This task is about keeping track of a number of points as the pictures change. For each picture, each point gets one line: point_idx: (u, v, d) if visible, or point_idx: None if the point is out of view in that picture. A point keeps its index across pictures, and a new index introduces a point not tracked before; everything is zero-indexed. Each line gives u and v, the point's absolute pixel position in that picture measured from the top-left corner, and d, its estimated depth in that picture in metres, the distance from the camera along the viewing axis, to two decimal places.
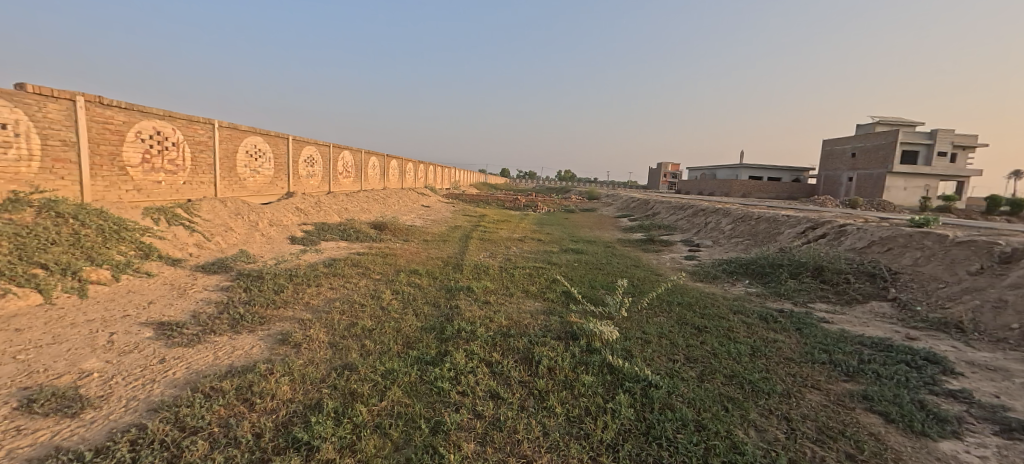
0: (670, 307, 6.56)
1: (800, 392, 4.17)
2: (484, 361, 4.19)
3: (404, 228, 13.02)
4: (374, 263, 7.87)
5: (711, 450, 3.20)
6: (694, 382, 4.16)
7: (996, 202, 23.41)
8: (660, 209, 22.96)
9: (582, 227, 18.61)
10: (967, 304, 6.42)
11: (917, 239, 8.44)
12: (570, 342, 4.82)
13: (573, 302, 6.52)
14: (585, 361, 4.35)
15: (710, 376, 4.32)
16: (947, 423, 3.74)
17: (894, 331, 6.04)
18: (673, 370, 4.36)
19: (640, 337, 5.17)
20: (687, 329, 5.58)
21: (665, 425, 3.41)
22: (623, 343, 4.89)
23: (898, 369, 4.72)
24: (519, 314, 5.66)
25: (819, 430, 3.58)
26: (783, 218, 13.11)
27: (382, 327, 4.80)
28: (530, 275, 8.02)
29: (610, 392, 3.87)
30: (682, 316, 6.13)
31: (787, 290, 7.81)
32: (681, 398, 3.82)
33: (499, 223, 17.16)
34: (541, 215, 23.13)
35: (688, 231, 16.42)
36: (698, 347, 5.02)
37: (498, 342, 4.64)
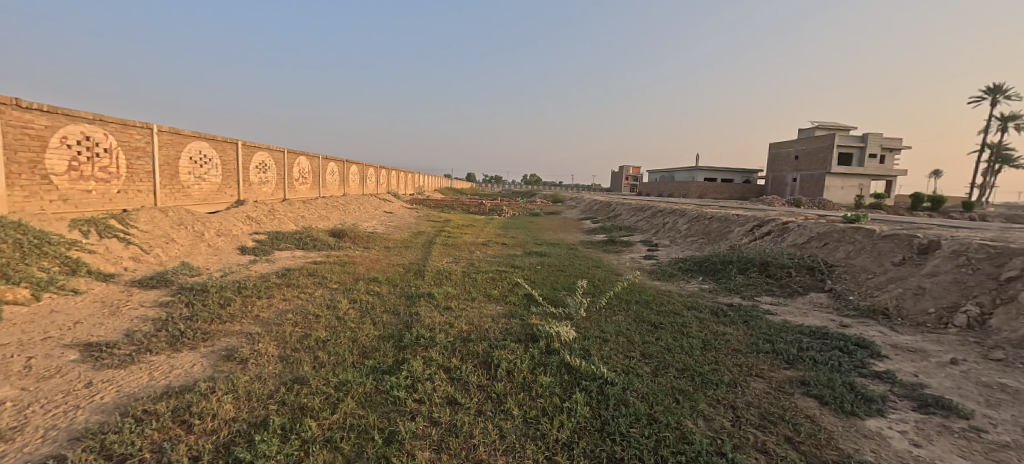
0: (628, 305, 6.74)
1: (745, 381, 4.39)
2: (442, 368, 4.17)
3: (364, 235, 12.73)
4: (332, 272, 7.66)
5: (662, 442, 3.32)
6: (648, 377, 4.29)
7: (919, 199, 25.21)
8: (621, 211, 23.53)
9: (546, 230, 18.82)
10: (891, 292, 6.98)
11: (849, 234, 9.09)
12: (530, 344, 4.87)
13: (535, 304, 6.58)
14: (543, 362, 4.40)
15: (664, 370, 4.47)
16: (872, 402, 4.07)
17: (830, 320, 6.48)
18: (628, 367, 4.49)
19: (598, 336, 5.29)
20: (643, 327, 5.76)
21: (619, 421, 3.50)
22: (580, 342, 4.99)
23: (831, 355, 5.07)
24: (481, 318, 5.67)
25: (762, 415, 3.78)
26: (734, 217, 13.76)
27: (337, 337, 4.67)
28: (493, 279, 8.01)
29: (567, 391, 3.93)
30: (639, 314, 6.31)
31: (736, 285, 8.19)
32: (635, 393, 3.94)
33: (463, 228, 17.08)
34: (505, 220, 23.19)
35: (647, 232, 16.92)
36: (653, 343, 5.19)
37: (458, 347, 4.62)
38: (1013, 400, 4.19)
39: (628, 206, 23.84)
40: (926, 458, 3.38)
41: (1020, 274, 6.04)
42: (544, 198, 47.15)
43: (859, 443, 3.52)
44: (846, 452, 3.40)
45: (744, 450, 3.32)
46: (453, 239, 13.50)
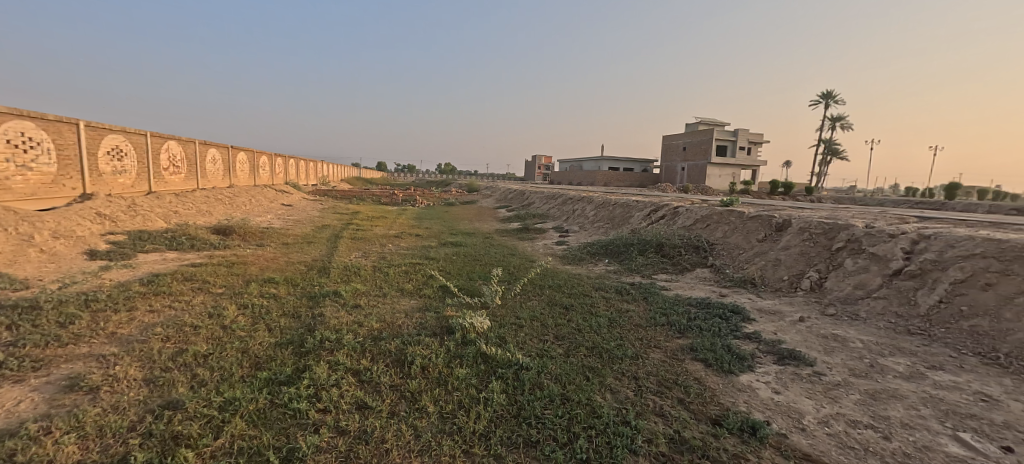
0: (542, 290, 7.07)
1: (645, 353, 4.87)
2: (350, 371, 4.07)
3: (256, 230, 11.70)
4: (214, 275, 6.97)
5: (574, 419, 3.58)
6: (561, 358, 4.58)
7: (776, 185, 29.51)
8: (533, 200, 24.24)
9: (460, 219, 18.80)
10: (758, 264, 8.13)
11: (725, 215, 10.36)
12: (446, 337, 4.92)
13: (450, 296, 6.63)
14: (460, 354, 4.48)
15: (575, 350, 4.80)
16: (744, 359, 4.78)
17: (713, 291, 7.38)
18: (542, 350, 4.74)
19: (513, 323, 5.49)
20: (556, 309, 6.11)
21: (534, 404, 3.70)
22: (496, 331, 5.15)
23: (714, 322, 5.80)
24: (393, 315, 5.59)
25: (659, 382, 4.24)
26: (634, 203, 14.91)
27: (221, 350, 4.32)
28: (405, 273, 7.86)
29: (484, 381, 4.06)
30: (552, 297, 6.67)
31: (637, 265, 8.97)
32: (549, 375, 4.19)
33: (373, 220, 16.46)
34: (419, 210, 22.78)
35: (559, 219, 17.69)
36: (564, 325, 5.51)
37: (368, 347, 4.53)
38: (845, 347, 5.16)
39: (539, 194, 24.65)
40: (784, 401, 4.08)
41: (847, 244, 7.38)
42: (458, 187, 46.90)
43: (736, 397, 4.11)
44: (725, 405, 3.95)
45: (645, 416, 3.70)
46: (363, 232, 12.94)
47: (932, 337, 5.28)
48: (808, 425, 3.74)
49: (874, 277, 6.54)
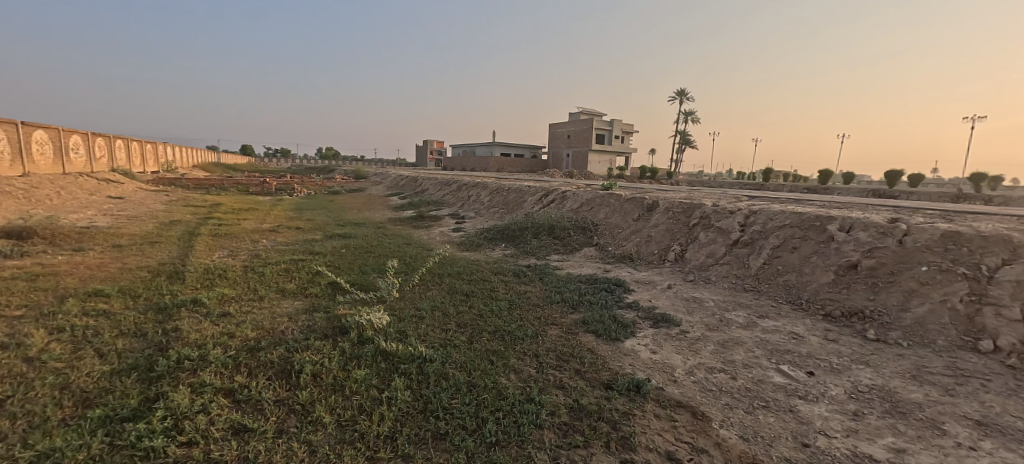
0: (441, 279, 7.23)
1: (544, 330, 5.35)
2: (220, 392, 3.85)
3: (75, 231, 9.85)
4: (10, 293, 5.81)
5: (482, 404, 3.85)
6: (465, 345, 4.83)
7: (644, 171, 32.96)
8: (426, 187, 23.98)
9: (347, 209, 17.87)
10: (635, 240, 9.21)
11: (606, 198, 11.45)
12: (340, 337, 4.88)
13: (341, 293, 6.47)
14: (357, 355, 4.51)
15: (478, 336, 5.08)
16: (627, 326, 5.52)
17: (598, 268, 8.20)
18: (445, 340, 4.93)
19: (414, 315, 5.59)
20: (457, 297, 6.33)
21: (441, 397, 3.89)
22: (396, 325, 5.23)
23: (601, 295, 6.53)
24: (274, 320, 5.33)
25: (559, 357, 4.72)
26: (527, 188, 15.63)
27: (25, 391, 3.72)
28: (287, 271, 7.42)
29: (386, 380, 4.15)
30: (452, 285, 6.87)
31: (532, 248, 9.55)
32: (454, 364, 4.42)
33: (240, 213, 14.91)
34: (298, 199, 21.10)
35: (454, 205, 17.80)
36: (466, 312, 5.77)
37: (243, 360, 4.31)
38: (701, 307, 6.19)
39: (432, 181, 24.43)
40: (660, 359, 4.83)
41: (702, 220, 8.72)
42: (342, 174, 44.24)
43: (622, 361, 4.75)
44: (615, 369, 4.56)
45: (547, 390, 4.13)
46: (227, 228, 11.61)
47: (761, 292, 6.59)
48: (679, 377, 4.49)
49: (720, 246, 7.86)
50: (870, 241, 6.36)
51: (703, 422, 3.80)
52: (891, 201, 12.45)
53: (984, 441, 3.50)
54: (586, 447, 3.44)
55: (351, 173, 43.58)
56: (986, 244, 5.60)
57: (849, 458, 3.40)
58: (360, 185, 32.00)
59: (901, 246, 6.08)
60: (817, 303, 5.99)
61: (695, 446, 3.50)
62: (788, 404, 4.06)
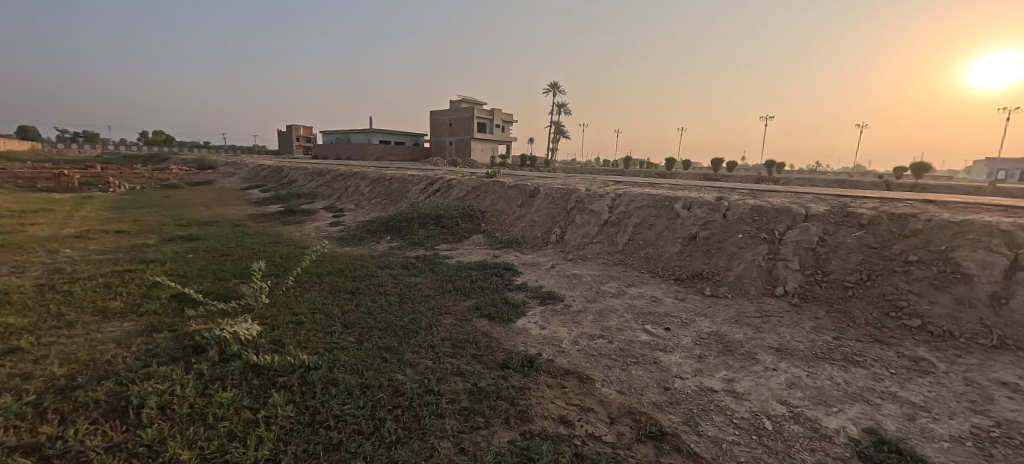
0: (321, 278, 6.94)
1: (438, 321, 5.58)
2: (20, 451, 3.29)
3: None
4: None
5: (378, 404, 3.95)
6: (354, 347, 4.84)
7: (525, 158, 34.48)
8: (295, 177, 22.10)
9: (192, 206, 15.59)
10: (519, 225, 9.82)
11: (490, 186, 11.93)
12: (196, 358, 4.50)
13: (189, 306, 5.89)
14: (220, 376, 4.22)
15: (368, 334, 5.12)
16: (518, 306, 6.03)
17: (488, 253, 8.62)
18: (330, 344, 4.87)
19: (290, 321, 5.38)
20: (340, 296, 6.21)
21: (331, 405, 3.88)
22: (269, 336, 4.99)
23: (492, 280, 6.94)
24: (94, 348, 4.69)
25: (455, 345, 5.01)
26: (409, 177, 15.47)
27: None
28: (107, 286, 6.47)
29: (261, 398, 3.98)
30: (334, 284, 6.67)
31: (419, 238, 9.59)
32: (342, 368, 4.43)
33: (33, 217, 12.13)
34: (126, 196, 17.85)
35: (329, 198, 16.81)
36: (353, 311, 5.73)
37: (52, 404, 3.75)
38: (581, 282, 6.97)
39: (301, 170, 22.56)
40: (548, 333, 5.40)
41: (577, 204, 9.65)
42: (184, 164, 38.17)
43: (515, 340, 5.20)
44: (509, 349, 4.99)
45: (445, 378, 4.37)
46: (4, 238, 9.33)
47: (628, 264, 7.61)
48: (566, 348, 5.08)
49: (594, 227, 8.82)
50: (705, 216, 7.78)
51: (588, 384, 4.40)
52: (717, 183, 15.07)
53: (782, 363, 4.66)
54: (487, 427, 3.77)
55: (195, 161, 37.78)
56: (780, 214, 7.29)
57: (698, 392, 4.26)
58: (205, 177, 27.83)
59: (726, 219, 7.57)
60: (669, 270, 7.15)
61: (582, 406, 4.06)
62: (653, 357, 4.88)
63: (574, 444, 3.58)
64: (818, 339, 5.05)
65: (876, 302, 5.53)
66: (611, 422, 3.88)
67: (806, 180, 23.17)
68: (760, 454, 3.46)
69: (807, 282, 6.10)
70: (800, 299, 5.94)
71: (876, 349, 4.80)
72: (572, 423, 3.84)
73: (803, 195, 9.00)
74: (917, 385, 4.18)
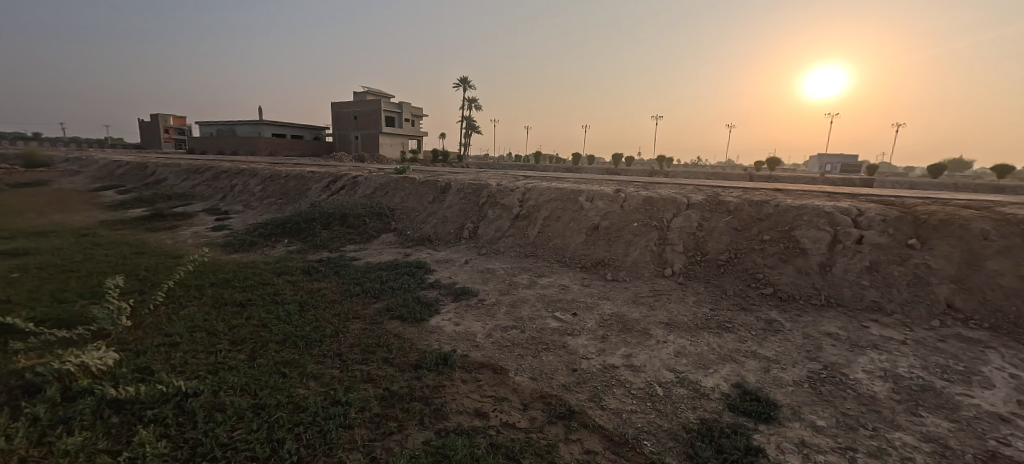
0: (201, 291, 6.27)
1: (345, 327, 5.41)
2: None
3: None
4: None
5: (276, 424, 3.75)
6: (244, 365, 4.51)
7: (438, 154, 34.03)
8: (166, 175, 19.48)
9: (22, 213, 12.96)
10: (432, 222, 9.76)
11: (400, 183, 11.67)
12: (29, 400, 3.84)
13: (16, 335, 4.93)
14: (64, 418, 3.65)
15: (263, 350, 4.81)
16: (431, 304, 6.05)
17: (399, 252, 8.46)
18: (215, 365, 4.49)
19: (163, 344, 4.82)
20: (227, 310, 5.70)
21: (217, 432, 3.60)
22: (131, 363, 4.42)
23: (403, 280, 6.87)
24: None
25: (363, 350, 4.91)
26: (308, 174, 14.53)
27: None
28: None
29: (124, 436, 3.55)
30: (218, 297, 6.09)
31: (322, 240, 9.09)
32: (230, 391, 4.11)
33: None
34: None
35: (211, 199, 15.14)
36: (243, 325, 5.31)
37: None
38: (494, 276, 7.16)
39: (174, 167, 19.94)
40: (462, 328, 5.51)
41: (488, 199, 9.85)
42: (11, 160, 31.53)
43: (428, 339, 5.23)
44: (423, 349, 5.01)
45: (353, 387, 4.28)
46: None
47: (539, 256, 7.97)
48: (480, 342, 5.23)
49: (505, 221, 9.08)
50: (605, 207, 8.42)
51: (502, 374, 4.60)
52: (615, 177, 16.29)
53: (670, 336, 5.26)
54: (401, 431, 3.78)
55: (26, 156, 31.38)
56: (667, 204, 8.14)
57: (601, 370, 4.67)
58: (36, 177, 23.01)
59: (624, 209, 8.27)
60: (576, 258, 7.64)
61: (496, 396, 4.23)
62: (561, 342, 5.22)
63: (489, 435, 3.74)
64: (698, 311, 5.78)
65: (741, 276, 6.47)
66: (524, 408, 4.11)
67: (691, 173, 25.79)
68: (653, 418, 3.91)
69: (689, 264, 6.92)
70: (684, 278, 6.72)
71: (741, 315, 5.63)
72: (487, 414, 3.99)
73: (686, 186, 10.13)
74: (772, 343, 5.00)
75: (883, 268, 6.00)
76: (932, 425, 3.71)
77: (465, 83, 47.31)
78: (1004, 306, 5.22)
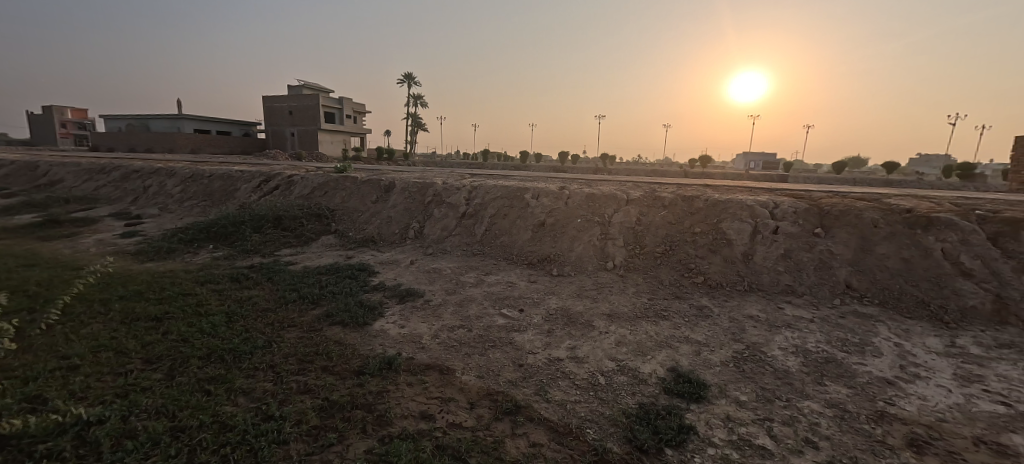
0: (108, 306, 5.62)
1: (280, 336, 5.07)
2: None
3: None
4: None
5: (199, 447, 3.44)
6: (161, 385, 4.09)
7: (382, 151, 33.00)
8: (65, 175, 17.37)
9: None
10: (375, 223, 9.41)
11: (339, 182, 11.16)
12: None
13: None
14: None
15: (183, 367, 4.39)
16: (375, 308, 5.82)
17: (340, 255, 8.08)
18: (126, 387, 4.03)
19: (59, 368, 4.27)
20: (141, 325, 5.16)
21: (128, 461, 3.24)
22: (19, 392, 3.87)
23: (345, 283, 6.56)
24: None
25: (300, 360, 4.63)
26: (236, 174, 13.53)
27: None
28: None
29: None
30: (129, 311, 5.49)
31: (254, 245, 8.48)
32: (144, 415, 3.71)
33: None
34: None
35: (121, 202, 13.69)
36: (159, 341, 4.82)
37: None
38: (441, 275, 7.03)
39: (74, 166, 17.83)
40: (408, 331, 5.34)
41: (434, 198, 9.66)
42: None
43: (372, 343, 5.02)
44: (366, 354, 4.80)
45: (288, 400, 4.01)
46: None
47: (486, 254, 7.92)
48: (426, 343, 5.10)
49: (452, 220, 8.94)
50: (551, 204, 8.52)
51: (448, 375, 4.50)
52: (561, 174, 16.56)
53: (612, 326, 5.41)
54: (341, 441, 3.58)
55: None
56: (609, 200, 8.38)
57: (547, 363, 4.70)
58: None
59: (569, 206, 8.41)
60: (522, 255, 7.66)
61: (442, 397, 4.13)
62: (508, 338, 5.21)
63: (435, 437, 3.64)
64: (639, 301, 5.99)
65: (676, 266, 6.78)
66: (471, 407, 4.04)
67: (633, 170, 26.81)
68: (595, 406, 3.99)
69: (630, 257, 7.16)
70: (625, 270, 6.94)
71: (677, 303, 5.90)
72: (433, 416, 3.89)
73: (627, 183, 10.49)
74: (703, 327, 5.28)
75: (796, 254, 6.53)
76: (834, 392, 4.08)
77: (410, 79, 46.09)
78: (890, 285, 5.85)
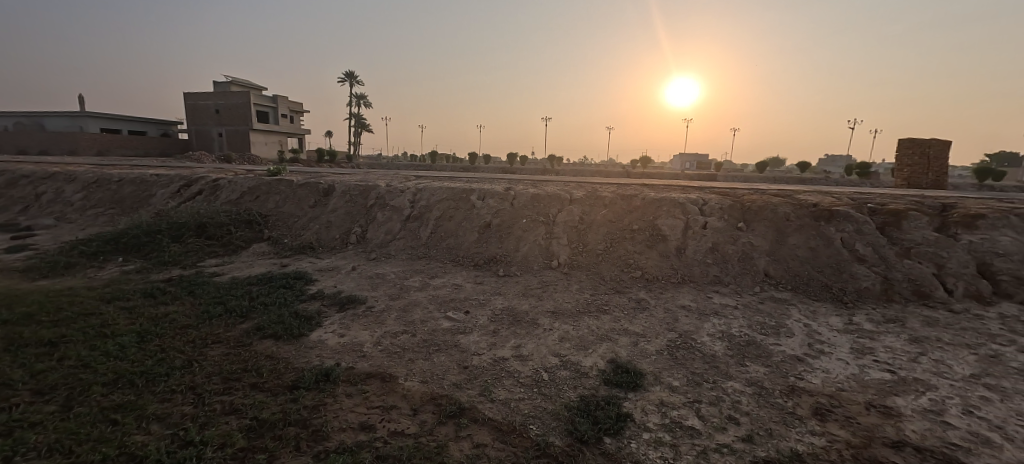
0: None
1: (202, 354, 4.69)
2: None
3: None
4: None
5: None
6: (55, 418, 3.65)
7: (321, 153, 31.54)
8: None
9: None
10: (313, 228, 8.96)
11: (273, 186, 10.52)
12: None
13: None
14: None
15: (85, 395, 3.94)
16: (312, 318, 5.54)
17: (274, 264, 7.61)
18: (10, 424, 3.55)
19: None
20: (31, 352, 4.56)
21: None
22: None
23: (279, 293, 6.19)
24: None
25: (225, 379, 4.30)
26: (151, 179, 12.35)
27: None
28: None
29: None
30: (16, 336, 4.84)
31: (173, 256, 7.78)
32: (34, 454, 3.29)
33: None
34: None
35: (8, 212, 12.04)
36: (54, 369, 4.29)
37: None
38: (384, 281, 6.82)
39: None
40: (348, 339, 5.14)
41: (377, 201, 9.37)
42: None
43: (308, 355, 4.77)
44: (301, 367, 4.55)
45: (211, 422, 3.72)
46: None
47: (431, 257, 7.78)
48: (368, 351, 4.92)
49: (396, 223, 8.71)
50: (496, 205, 8.54)
51: (391, 382, 4.37)
52: (508, 175, 16.65)
53: (556, 323, 5.51)
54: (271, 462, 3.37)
55: None
56: (553, 200, 8.53)
57: (491, 363, 4.70)
58: None
59: (514, 206, 8.47)
60: (468, 257, 7.61)
61: (384, 406, 4.01)
62: (453, 341, 5.15)
63: (376, 447, 3.51)
64: (581, 298, 6.15)
65: (616, 262, 7.03)
66: (414, 413, 3.95)
67: (578, 171, 27.50)
68: (538, 402, 4.05)
69: (574, 255, 7.33)
70: (569, 268, 7.09)
71: (617, 298, 6.11)
72: (374, 426, 3.76)
73: (570, 183, 10.74)
74: (640, 319, 5.51)
75: (724, 247, 6.99)
76: (754, 371, 4.41)
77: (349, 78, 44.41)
78: (801, 272, 6.41)
